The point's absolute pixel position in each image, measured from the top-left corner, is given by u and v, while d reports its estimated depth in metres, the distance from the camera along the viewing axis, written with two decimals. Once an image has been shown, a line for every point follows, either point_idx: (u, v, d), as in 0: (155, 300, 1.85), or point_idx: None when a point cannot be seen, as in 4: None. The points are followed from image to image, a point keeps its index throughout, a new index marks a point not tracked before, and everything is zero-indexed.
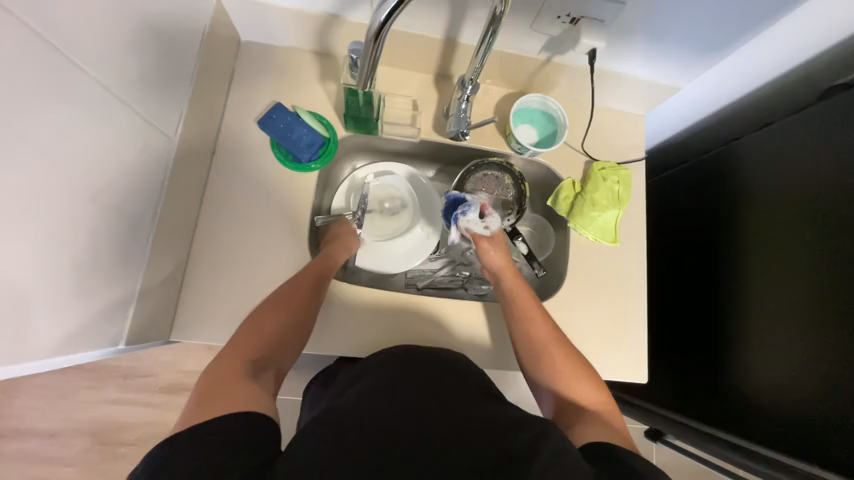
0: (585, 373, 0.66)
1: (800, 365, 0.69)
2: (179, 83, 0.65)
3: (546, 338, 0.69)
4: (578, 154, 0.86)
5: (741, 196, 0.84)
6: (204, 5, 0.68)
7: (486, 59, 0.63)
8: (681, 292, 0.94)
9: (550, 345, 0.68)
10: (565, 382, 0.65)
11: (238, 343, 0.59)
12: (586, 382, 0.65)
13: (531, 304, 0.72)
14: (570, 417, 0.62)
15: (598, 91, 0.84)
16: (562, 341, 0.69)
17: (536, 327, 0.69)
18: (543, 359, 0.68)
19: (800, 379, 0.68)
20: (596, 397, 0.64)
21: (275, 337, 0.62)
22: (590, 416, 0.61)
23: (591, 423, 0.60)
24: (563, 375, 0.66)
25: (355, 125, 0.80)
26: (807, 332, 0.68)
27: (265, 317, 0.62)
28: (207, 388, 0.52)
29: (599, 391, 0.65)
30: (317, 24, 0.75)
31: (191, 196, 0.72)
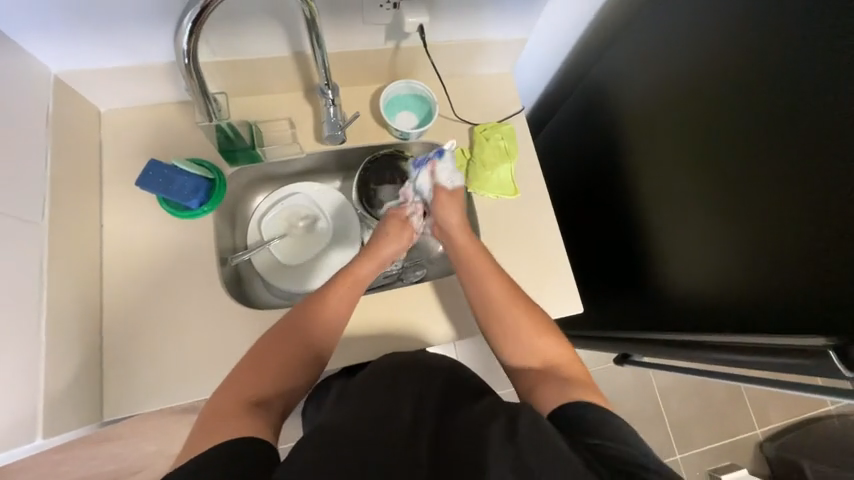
0: (545, 329, 0.69)
1: (718, 257, 0.71)
2: (35, 169, 0.64)
3: (502, 297, 0.71)
4: (459, 123, 0.90)
5: (620, 116, 0.89)
6: (41, 88, 0.68)
7: (325, 59, 0.66)
8: (599, 219, 0.98)
9: (507, 302, 0.70)
10: (525, 340, 0.68)
11: (247, 370, 0.61)
12: (543, 337, 0.68)
13: (489, 271, 0.73)
14: (529, 379, 0.65)
15: (457, 62, 0.88)
16: (522, 303, 0.71)
17: (491, 294, 0.71)
18: (499, 318, 0.70)
19: (720, 267, 0.71)
20: (556, 351, 0.67)
21: (289, 359, 0.63)
22: (549, 375, 0.64)
23: (548, 381, 0.63)
24: (523, 333, 0.68)
25: (236, 159, 0.81)
26: (720, 217, 0.71)
27: (269, 353, 0.63)
28: (210, 414, 0.55)
29: (560, 345, 0.68)
30: (167, 75, 0.77)
31: (87, 274, 0.72)
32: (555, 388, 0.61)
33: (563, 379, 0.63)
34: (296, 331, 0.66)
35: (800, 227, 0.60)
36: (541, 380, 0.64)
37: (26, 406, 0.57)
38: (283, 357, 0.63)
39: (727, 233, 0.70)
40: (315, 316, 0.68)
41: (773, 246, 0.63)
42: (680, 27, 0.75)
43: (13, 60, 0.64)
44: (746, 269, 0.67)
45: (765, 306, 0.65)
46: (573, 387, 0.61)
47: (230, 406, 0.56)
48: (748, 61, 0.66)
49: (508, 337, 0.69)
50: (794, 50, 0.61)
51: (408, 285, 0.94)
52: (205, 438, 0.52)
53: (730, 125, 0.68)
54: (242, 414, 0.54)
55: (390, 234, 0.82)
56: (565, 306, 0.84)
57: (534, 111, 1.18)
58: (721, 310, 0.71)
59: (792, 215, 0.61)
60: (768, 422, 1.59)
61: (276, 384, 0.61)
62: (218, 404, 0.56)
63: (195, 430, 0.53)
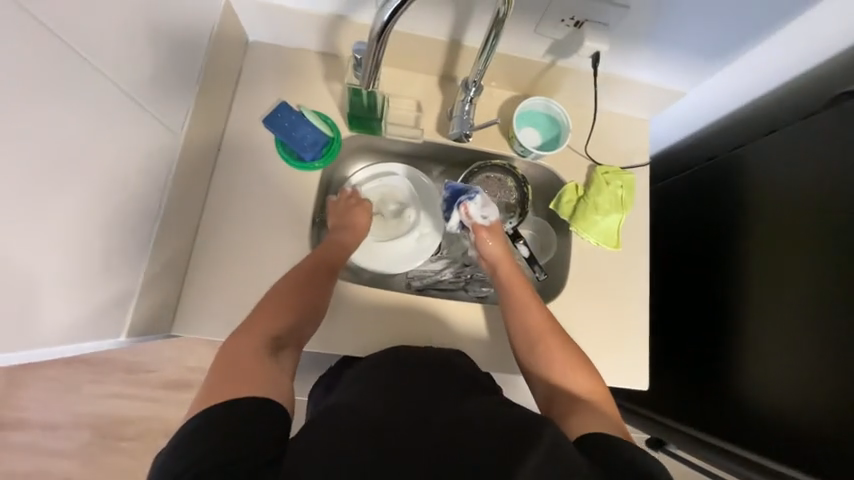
0: (577, 361, 0.66)
1: (816, 375, 0.66)
2: (186, 81, 0.66)
3: (539, 323, 0.69)
4: (583, 159, 0.85)
5: (746, 200, 0.82)
6: (211, 6, 0.69)
7: (490, 60, 0.63)
8: (682, 309, 0.92)
9: (542, 329, 0.69)
10: (558, 371, 0.65)
11: (253, 322, 0.62)
12: (575, 369, 0.64)
13: (531, 296, 0.72)
14: (560, 407, 0.61)
15: (602, 95, 0.83)
16: (561, 335, 0.69)
17: (529, 321, 0.70)
18: (533, 342, 0.68)
19: (818, 401, 0.65)
20: (589, 387, 0.63)
21: (290, 313, 0.65)
22: (583, 407, 0.60)
23: (585, 412, 0.59)
24: (556, 364, 0.66)
25: (359, 125, 0.81)
26: (832, 342, 0.65)
27: (266, 309, 0.64)
28: (228, 363, 0.55)
29: (593, 380, 0.64)
30: (323, 25, 0.76)
31: (196, 193, 0.74)
32: (587, 421, 0.57)
33: (598, 413, 0.59)
34: (286, 292, 0.66)
35: None
36: (575, 410, 0.59)
37: (119, 303, 0.60)
38: (281, 316, 0.63)
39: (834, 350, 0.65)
40: (300, 275, 0.69)
41: None
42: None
43: None
44: (846, 396, 0.62)
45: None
46: (608, 422, 0.57)
47: (248, 356, 0.56)
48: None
49: (543, 362, 0.66)
50: None
51: (471, 299, 0.92)
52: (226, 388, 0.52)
53: None
54: (252, 363, 0.55)
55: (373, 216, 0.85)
56: (630, 379, 0.80)
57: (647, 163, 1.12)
58: (807, 441, 0.66)
59: None
60: None
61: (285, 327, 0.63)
62: (232, 354, 0.56)
63: (213, 377, 0.53)
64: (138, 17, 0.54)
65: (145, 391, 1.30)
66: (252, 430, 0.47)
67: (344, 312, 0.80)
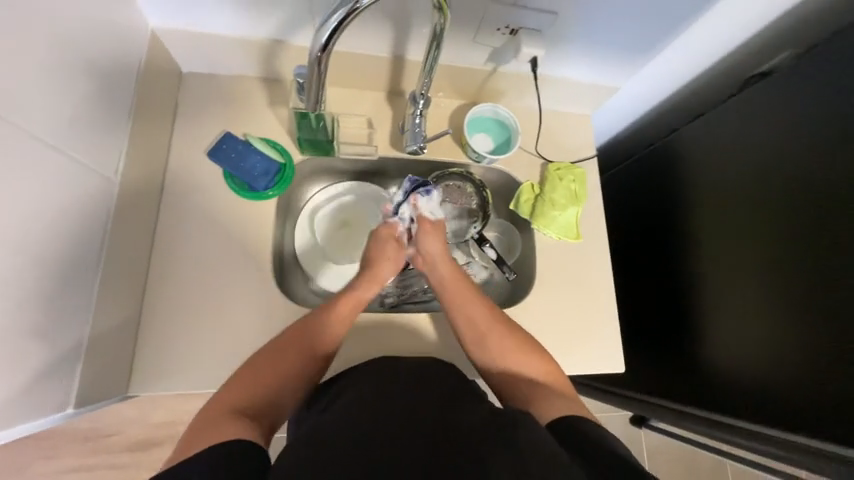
0: (523, 346, 0.69)
1: (758, 335, 0.72)
2: (116, 123, 0.62)
3: (485, 319, 0.72)
4: (535, 158, 0.88)
5: (688, 180, 0.88)
6: (136, 40, 0.66)
7: (434, 72, 0.64)
8: (642, 292, 0.97)
9: (489, 325, 0.71)
10: (511, 361, 0.68)
11: (239, 382, 0.59)
12: (526, 355, 0.68)
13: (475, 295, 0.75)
14: (520, 396, 0.64)
15: (545, 96, 0.87)
16: (511, 326, 0.71)
17: (476, 316, 0.72)
18: (483, 340, 0.71)
19: (772, 361, 0.70)
20: (540, 369, 0.67)
21: (277, 371, 0.61)
22: (539, 391, 0.63)
23: (547, 395, 0.61)
24: (506, 355, 0.68)
25: (310, 147, 0.79)
26: (776, 304, 0.70)
27: (254, 368, 0.60)
28: (204, 422, 0.52)
29: (542, 361, 0.68)
30: (261, 51, 0.74)
31: (141, 238, 0.69)
32: (546, 404, 0.60)
33: (557, 394, 0.61)
34: (286, 350, 0.63)
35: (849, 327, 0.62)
36: (533, 396, 0.62)
37: (63, 371, 0.54)
38: (282, 371, 0.61)
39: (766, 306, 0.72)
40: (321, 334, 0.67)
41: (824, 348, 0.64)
42: (776, 109, 0.75)
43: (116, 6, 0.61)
44: (795, 353, 0.67)
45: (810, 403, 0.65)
46: (566, 401, 0.60)
47: (224, 414, 0.53)
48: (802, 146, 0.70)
49: (495, 354, 0.70)
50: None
51: (446, 307, 0.91)
52: (197, 440, 0.49)
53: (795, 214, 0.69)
54: (230, 419, 0.52)
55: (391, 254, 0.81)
56: (607, 364, 0.82)
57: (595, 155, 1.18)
58: (768, 399, 0.71)
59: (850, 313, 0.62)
60: None
61: (267, 390, 0.59)
62: (209, 414, 0.53)
63: (185, 437, 0.50)
64: (50, 57, 0.50)
65: (106, 459, 1.18)
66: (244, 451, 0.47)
67: None
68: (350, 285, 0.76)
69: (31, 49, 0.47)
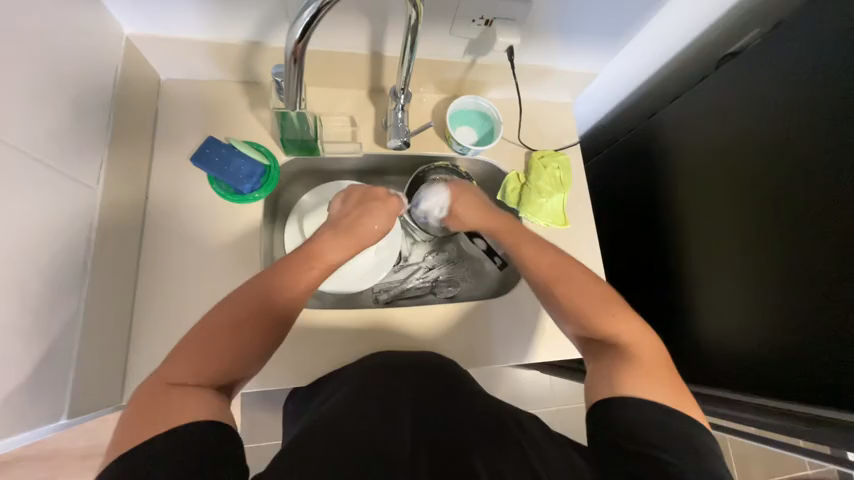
0: (609, 302, 0.63)
1: (743, 303, 0.74)
2: (95, 131, 0.62)
3: (553, 273, 0.67)
4: (519, 147, 0.89)
5: (669, 160, 0.90)
6: (111, 49, 0.65)
7: (412, 67, 0.65)
8: (631, 277, 0.99)
9: (561, 280, 0.66)
10: (596, 316, 0.62)
11: (188, 352, 0.52)
12: (614, 314, 0.61)
13: (542, 248, 0.70)
14: (596, 355, 0.60)
15: (525, 86, 0.88)
16: (585, 276, 0.66)
17: (545, 269, 0.68)
18: (554, 292, 0.66)
19: (754, 327, 0.72)
20: (628, 329, 0.60)
21: (230, 341, 0.54)
22: (619, 353, 0.58)
23: (618, 361, 0.57)
24: (588, 308, 0.63)
25: (294, 148, 0.79)
26: (758, 271, 0.72)
27: (207, 336, 0.53)
28: (149, 400, 0.47)
29: (631, 321, 0.61)
30: (238, 54, 0.74)
31: (128, 246, 0.68)
32: (620, 374, 0.55)
33: (634, 360, 0.56)
34: (241, 316, 0.55)
35: (823, 289, 0.63)
36: (607, 360, 0.58)
37: (54, 382, 0.54)
38: (238, 339, 0.54)
39: (754, 285, 0.72)
40: (277, 299, 0.59)
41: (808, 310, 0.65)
42: (747, 87, 0.77)
43: (92, 14, 0.61)
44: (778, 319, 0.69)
45: (793, 367, 0.66)
46: (648, 374, 0.54)
47: (166, 391, 0.47)
48: (775, 124, 0.72)
49: (573, 308, 0.64)
50: (830, 129, 0.65)
51: (439, 300, 0.92)
52: (146, 421, 0.45)
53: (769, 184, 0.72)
54: (181, 394, 0.48)
55: (378, 214, 0.75)
56: None
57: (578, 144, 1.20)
58: (756, 368, 0.71)
59: (823, 274, 0.64)
60: None
61: (221, 360, 0.53)
62: (150, 392, 0.48)
63: (128, 415, 0.46)
64: (23, 67, 0.50)
65: None
66: (197, 445, 0.43)
67: (315, 339, 0.78)
68: (319, 237, 0.69)
69: (3, 58, 0.47)
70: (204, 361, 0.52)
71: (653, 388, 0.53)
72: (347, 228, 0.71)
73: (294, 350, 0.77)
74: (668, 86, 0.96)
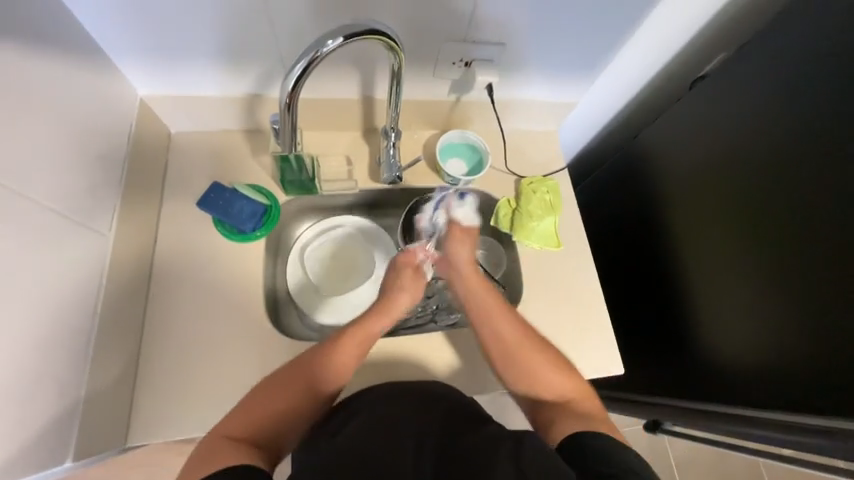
0: (557, 361, 0.69)
1: (745, 313, 0.73)
2: (109, 183, 0.67)
3: (517, 334, 0.70)
4: (507, 175, 0.93)
5: (657, 177, 0.93)
6: (126, 109, 0.72)
7: (398, 106, 0.70)
8: (632, 295, 0.99)
9: (521, 340, 0.70)
10: (536, 374, 0.67)
11: (249, 412, 0.59)
12: (562, 373, 0.68)
13: (498, 304, 0.73)
14: (546, 413, 0.65)
15: (509, 118, 0.93)
16: (535, 336, 0.71)
17: (505, 331, 0.70)
18: (511, 353, 0.69)
19: (758, 337, 0.70)
20: (570, 386, 0.67)
21: (280, 408, 0.60)
22: (566, 409, 0.64)
23: (568, 416, 0.63)
24: (540, 367, 0.68)
25: (294, 188, 0.84)
26: (757, 280, 0.72)
27: (262, 402, 0.60)
28: (209, 447, 0.53)
29: (573, 378, 0.68)
30: (241, 106, 0.81)
31: (136, 288, 0.72)
32: (575, 423, 0.61)
33: (580, 411, 0.63)
34: (291, 388, 0.62)
35: (823, 295, 0.62)
36: (558, 415, 0.64)
37: (59, 424, 0.55)
38: (288, 407, 0.61)
39: (758, 293, 0.71)
40: (323, 378, 0.64)
41: (810, 316, 0.63)
42: (718, 103, 0.81)
43: (106, 80, 0.68)
44: (781, 328, 0.67)
45: (804, 377, 0.64)
46: (592, 421, 0.61)
47: (227, 442, 0.54)
48: (751, 136, 0.75)
49: (525, 374, 0.68)
50: (804, 137, 0.67)
51: (440, 328, 0.92)
52: (205, 463, 0.50)
53: (755, 194, 0.73)
54: (235, 446, 0.53)
55: (406, 285, 0.79)
56: (605, 367, 0.82)
57: (569, 168, 1.23)
58: (767, 381, 0.69)
59: (821, 278, 0.63)
60: None
61: (272, 426, 0.59)
62: (211, 443, 0.54)
63: (192, 459, 0.52)
64: (47, 129, 0.56)
65: None
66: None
67: None
68: (363, 314, 0.74)
69: (30, 123, 0.53)
70: (257, 427, 0.58)
71: (595, 427, 0.60)
72: (383, 302, 0.76)
73: None
74: (647, 109, 1.01)
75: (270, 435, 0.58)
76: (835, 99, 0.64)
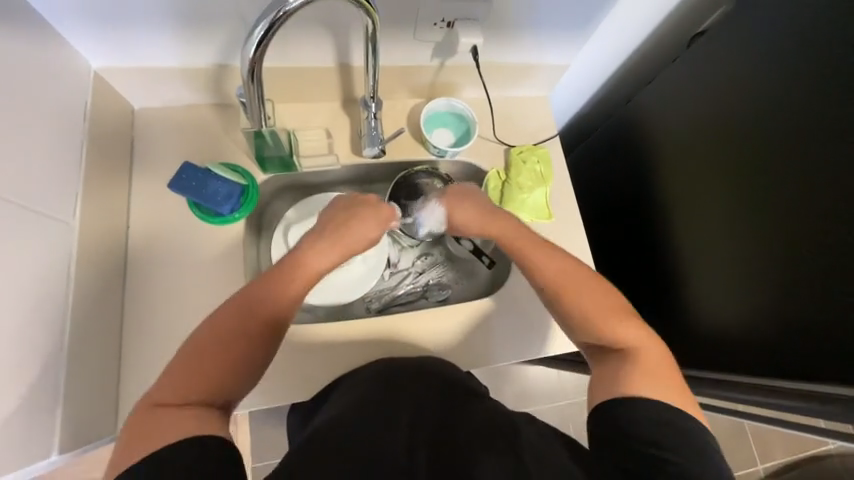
0: (624, 312, 0.61)
1: (731, 282, 0.72)
2: (69, 168, 0.62)
3: (578, 280, 0.63)
4: (496, 145, 0.89)
5: (649, 143, 0.90)
6: (79, 85, 0.66)
7: (377, 74, 0.65)
8: (625, 264, 0.97)
9: (584, 285, 0.63)
10: (600, 323, 0.60)
11: (183, 373, 0.51)
12: (622, 321, 0.59)
13: (552, 251, 0.66)
14: (606, 364, 0.58)
15: (497, 83, 0.88)
16: (599, 283, 0.63)
17: (567, 273, 0.64)
18: (569, 297, 0.62)
19: (745, 306, 0.70)
20: (637, 338, 0.58)
21: (222, 362, 0.53)
22: (630, 362, 0.56)
23: (628, 367, 0.56)
24: (605, 315, 0.60)
25: (272, 165, 0.80)
26: (746, 248, 0.70)
27: (199, 360, 0.52)
28: (145, 419, 0.48)
29: (642, 331, 0.59)
30: (207, 77, 0.75)
31: (111, 277, 0.69)
32: (634, 379, 0.54)
33: (645, 368, 0.55)
34: (227, 335, 0.54)
35: (814, 264, 0.61)
36: (622, 367, 0.56)
37: (40, 419, 0.54)
38: (228, 354, 0.53)
39: (755, 261, 0.69)
40: (263, 311, 0.57)
41: (799, 284, 0.62)
42: (716, 62, 0.76)
43: (52, 53, 0.62)
44: (768, 297, 0.66)
45: (789, 344, 0.64)
46: (655, 380, 0.54)
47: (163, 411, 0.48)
48: (749, 96, 0.70)
49: (588, 321, 0.61)
50: (807, 96, 0.63)
51: (431, 304, 0.92)
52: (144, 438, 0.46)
53: (750, 159, 0.70)
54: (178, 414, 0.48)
55: (359, 220, 0.69)
56: None
57: (560, 135, 1.19)
58: (750, 347, 0.69)
59: (812, 245, 0.61)
60: (772, 460, 1.53)
61: (215, 379, 0.52)
62: (150, 411, 0.48)
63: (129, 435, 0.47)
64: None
65: None
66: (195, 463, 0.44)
67: (307, 355, 0.77)
68: (300, 249, 0.65)
69: None
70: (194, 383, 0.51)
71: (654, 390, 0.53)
72: (332, 233, 0.66)
73: (287, 366, 0.77)
74: (642, 70, 0.96)
75: (220, 392, 0.52)
76: (843, 54, 0.60)
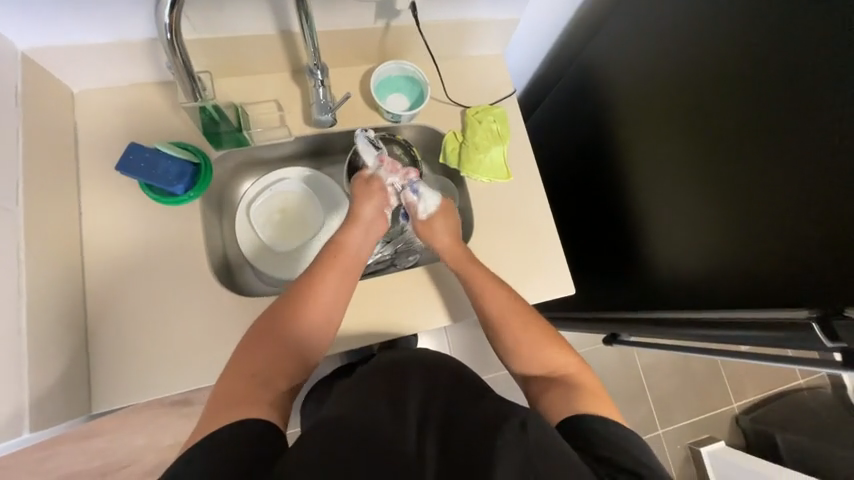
0: (556, 342, 0.68)
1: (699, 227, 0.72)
2: (6, 154, 0.60)
3: (512, 311, 0.70)
4: (451, 106, 0.89)
5: (608, 94, 0.89)
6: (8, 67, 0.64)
7: (315, 39, 0.64)
8: (593, 222, 0.97)
9: (517, 318, 0.69)
10: (531, 349, 0.67)
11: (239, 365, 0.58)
12: (553, 348, 0.67)
13: (490, 282, 0.72)
14: (543, 390, 0.64)
15: (447, 43, 0.86)
16: (532, 316, 0.70)
17: (503, 306, 0.70)
18: (504, 327, 0.69)
19: (705, 253, 0.71)
20: (568, 363, 0.66)
21: (267, 358, 0.60)
22: (565, 386, 0.63)
23: (565, 391, 0.62)
24: (531, 343, 0.67)
25: (222, 142, 0.79)
26: (713, 197, 0.69)
27: (248, 354, 0.59)
28: (217, 402, 0.54)
29: (571, 356, 0.67)
30: (145, 53, 0.73)
31: (68, 263, 0.69)
32: (573, 398, 0.60)
33: (576, 389, 0.62)
34: (266, 337, 0.61)
35: (770, 199, 0.61)
36: (558, 389, 0.63)
37: (9, 400, 0.55)
38: (273, 350, 0.60)
39: (736, 216, 0.66)
40: (298, 317, 0.63)
41: (758, 226, 0.63)
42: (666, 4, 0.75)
43: None
44: (730, 241, 0.67)
45: (748, 281, 0.65)
46: (588, 396, 0.60)
47: (227, 400, 0.54)
48: (699, 37, 0.70)
49: (521, 350, 0.68)
50: (752, 29, 0.63)
51: (400, 271, 0.93)
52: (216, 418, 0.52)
53: (710, 103, 0.69)
54: (242, 404, 0.53)
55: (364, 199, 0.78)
56: (557, 288, 0.85)
57: (522, 96, 1.19)
58: (713, 290, 0.71)
59: (770, 177, 0.61)
60: (744, 397, 1.62)
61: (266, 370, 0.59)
62: (216, 400, 0.54)
63: (205, 417, 0.53)
64: None
65: None
66: (221, 448, 0.47)
67: None
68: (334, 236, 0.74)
69: None
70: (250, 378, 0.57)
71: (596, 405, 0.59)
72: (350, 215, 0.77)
73: None
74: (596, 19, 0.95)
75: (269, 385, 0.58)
76: None
